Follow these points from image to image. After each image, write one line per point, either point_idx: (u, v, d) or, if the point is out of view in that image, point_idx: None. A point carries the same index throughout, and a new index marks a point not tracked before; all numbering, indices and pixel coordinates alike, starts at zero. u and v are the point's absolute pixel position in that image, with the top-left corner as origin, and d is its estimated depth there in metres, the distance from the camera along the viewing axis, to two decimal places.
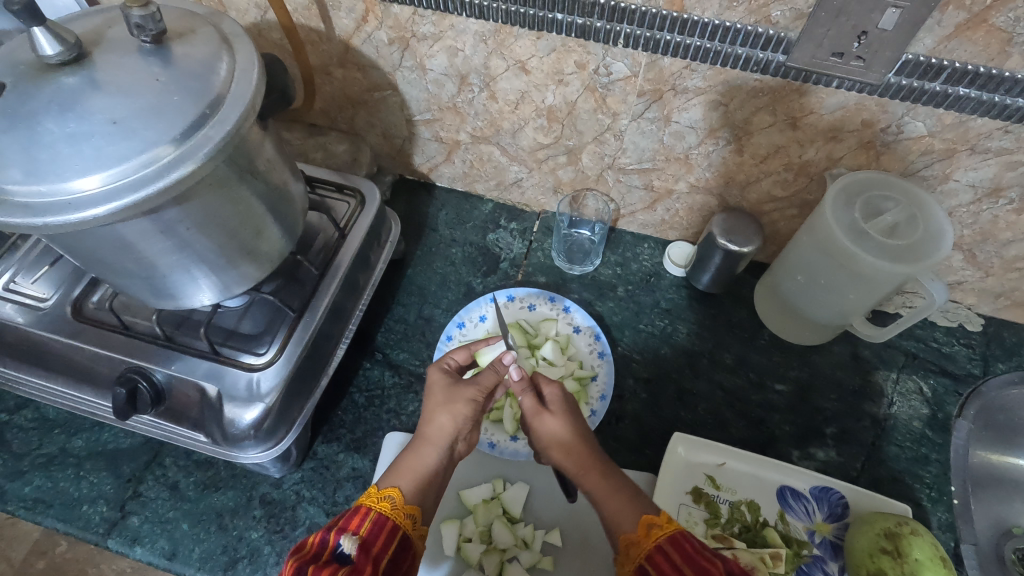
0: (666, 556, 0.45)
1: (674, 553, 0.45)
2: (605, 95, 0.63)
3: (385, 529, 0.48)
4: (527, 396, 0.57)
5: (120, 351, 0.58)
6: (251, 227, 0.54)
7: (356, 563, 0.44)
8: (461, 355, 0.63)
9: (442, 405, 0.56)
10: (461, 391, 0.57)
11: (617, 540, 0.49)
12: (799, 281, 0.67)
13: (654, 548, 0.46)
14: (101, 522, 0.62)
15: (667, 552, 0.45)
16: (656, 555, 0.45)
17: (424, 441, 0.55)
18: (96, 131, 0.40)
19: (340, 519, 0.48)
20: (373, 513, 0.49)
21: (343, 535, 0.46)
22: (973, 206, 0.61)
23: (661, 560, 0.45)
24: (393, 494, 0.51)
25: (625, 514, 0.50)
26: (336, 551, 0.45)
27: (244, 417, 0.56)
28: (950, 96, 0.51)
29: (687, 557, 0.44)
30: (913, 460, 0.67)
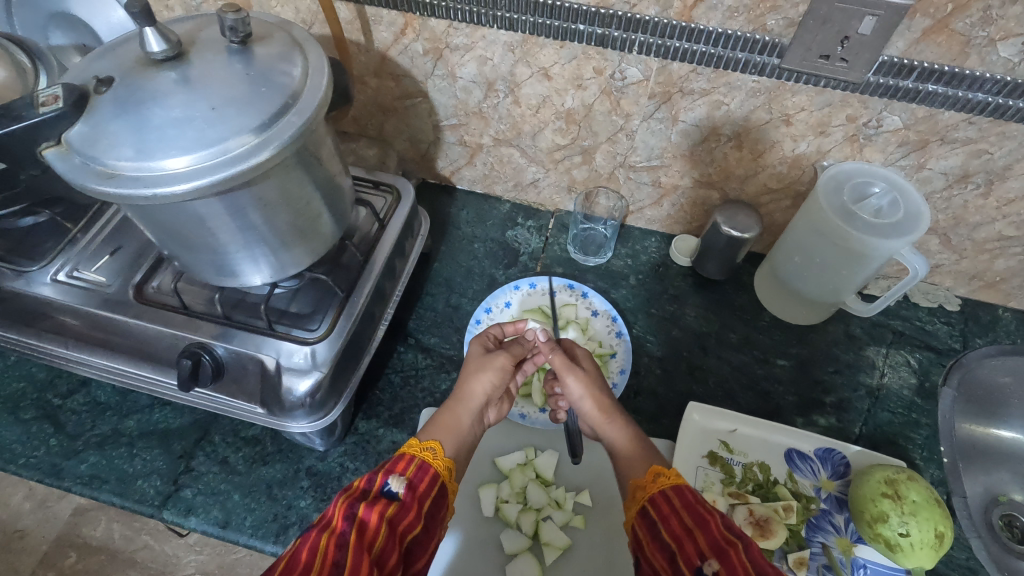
0: (668, 502, 0.49)
1: (674, 499, 0.49)
2: (619, 98, 0.70)
3: (428, 475, 0.52)
4: (555, 355, 0.64)
5: (182, 328, 0.62)
6: (311, 211, 0.59)
7: (403, 502, 0.48)
8: (496, 331, 0.68)
9: (478, 371, 0.62)
10: (496, 359, 0.63)
11: (627, 483, 0.54)
12: (797, 262, 0.74)
13: (657, 493, 0.50)
14: (155, 495, 0.65)
15: (669, 498, 0.49)
16: (658, 500, 0.50)
17: (459, 403, 0.60)
18: (198, 116, 0.46)
19: (386, 462, 0.51)
20: (417, 460, 0.52)
21: (391, 477, 0.50)
22: (945, 191, 0.69)
23: (662, 504, 0.49)
24: (434, 446, 0.55)
25: (637, 462, 0.55)
26: (385, 491, 0.48)
27: (299, 386, 0.60)
28: (920, 92, 0.59)
29: (684, 503, 0.48)
30: (905, 424, 0.73)
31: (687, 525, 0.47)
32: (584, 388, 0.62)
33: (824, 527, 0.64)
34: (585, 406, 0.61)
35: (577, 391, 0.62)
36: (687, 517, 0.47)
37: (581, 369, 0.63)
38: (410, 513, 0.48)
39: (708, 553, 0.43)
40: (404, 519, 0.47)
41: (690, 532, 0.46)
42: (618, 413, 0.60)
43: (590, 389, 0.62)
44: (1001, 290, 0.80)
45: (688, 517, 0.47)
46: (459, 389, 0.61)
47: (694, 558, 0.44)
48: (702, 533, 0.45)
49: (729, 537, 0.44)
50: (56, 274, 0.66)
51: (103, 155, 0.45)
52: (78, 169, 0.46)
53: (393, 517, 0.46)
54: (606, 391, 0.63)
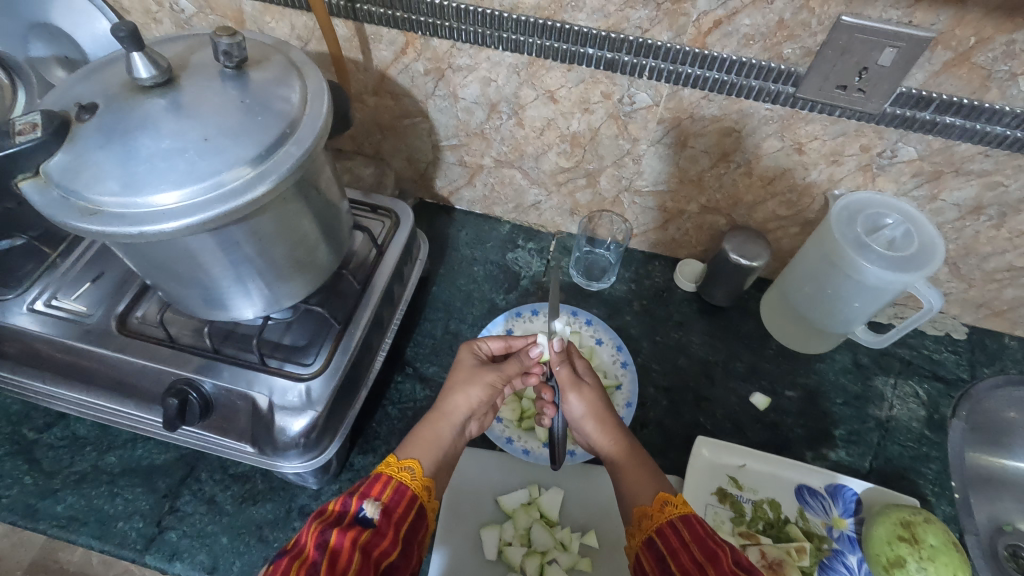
0: (677, 533, 0.47)
1: (683, 530, 0.47)
2: (627, 122, 0.68)
3: (405, 497, 0.50)
4: (562, 368, 0.61)
5: (168, 363, 0.59)
6: (308, 241, 0.56)
7: (378, 528, 0.46)
8: (496, 344, 0.65)
9: (464, 386, 0.60)
10: (483, 374, 0.60)
11: (631, 509, 0.53)
12: (807, 291, 0.73)
13: (665, 522, 0.49)
14: (138, 538, 0.61)
15: (678, 529, 0.48)
16: (667, 530, 0.48)
17: (441, 416, 0.58)
18: (189, 147, 0.43)
19: (361, 485, 0.49)
20: (394, 482, 0.50)
21: (366, 501, 0.47)
22: (957, 222, 0.68)
23: (671, 536, 0.48)
24: (412, 467, 0.52)
25: (642, 488, 0.53)
26: (359, 516, 0.46)
27: (293, 425, 0.57)
28: (938, 124, 0.58)
29: (694, 536, 0.47)
30: (915, 458, 0.71)
31: (695, 556, 0.45)
32: (590, 405, 0.59)
33: (837, 569, 0.62)
34: (589, 424, 0.59)
35: (584, 409, 0.60)
36: (697, 551, 0.45)
37: (588, 388, 0.60)
38: (386, 539, 0.46)
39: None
40: (379, 546, 0.45)
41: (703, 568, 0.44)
42: (623, 434, 0.58)
43: (595, 409, 0.59)
44: (1008, 318, 0.79)
45: (698, 549, 0.46)
46: (442, 401, 0.59)
47: None
48: (716, 569, 0.43)
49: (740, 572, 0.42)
50: (33, 303, 0.62)
51: (86, 190, 0.42)
52: (57, 204, 0.42)
53: (368, 544, 0.44)
54: (614, 411, 0.60)
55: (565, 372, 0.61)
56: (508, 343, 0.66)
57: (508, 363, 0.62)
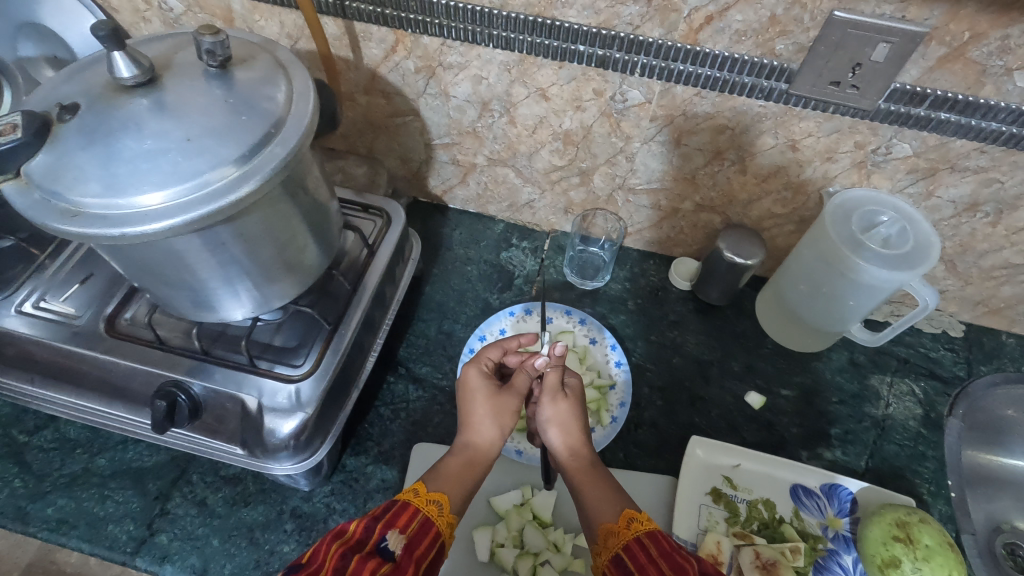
0: (644, 550, 0.47)
1: (651, 547, 0.47)
2: (620, 120, 0.68)
3: (430, 533, 0.48)
4: (551, 374, 0.58)
5: (157, 365, 0.58)
6: (296, 242, 0.56)
7: (398, 564, 0.44)
8: (496, 354, 0.62)
9: (494, 416, 0.57)
10: (507, 403, 0.58)
11: (595, 526, 0.51)
12: (802, 290, 0.72)
13: (632, 540, 0.48)
14: (128, 541, 0.61)
15: (644, 546, 0.47)
16: (634, 547, 0.47)
17: (476, 451, 0.56)
18: (172, 148, 0.43)
19: (388, 513, 0.48)
20: (421, 515, 0.49)
21: (391, 532, 0.46)
22: (954, 220, 0.67)
23: (638, 553, 0.47)
24: (441, 501, 0.50)
25: (605, 504, 0.52)
26: (380, 547, 0.45)
27: (283, 427, 0.57)
28: (932, 120, 0.57)
29: (663, 551, 0.46)
30: (911, 457, 0.71)
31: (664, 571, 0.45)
32: (563, 416, 0.58)
33: (832, 569, 0.62)
34: (557, 435, 0.57)
35: (553, 416, 0.58)
36: (665, 566, 0.45)
37: (566, 398, 0.58)
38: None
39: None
40: None
41: None
42: (587, 448, 0.57)
43: (568, 422, 0.57)
44: (1005, 316, 0.78)
45: (666, 565, 0.45)
46: (471, 435, 0.56)
47: None
48: None
49: None
50: (22, 305, 0.62)
51: (68, 191, 0.42)
52: (39, 206, 0.42)
53: None
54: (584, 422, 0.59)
55: (553, 378, 0.58)
56: (504, 350, 0.63)
57: (516, 380, 0.60)
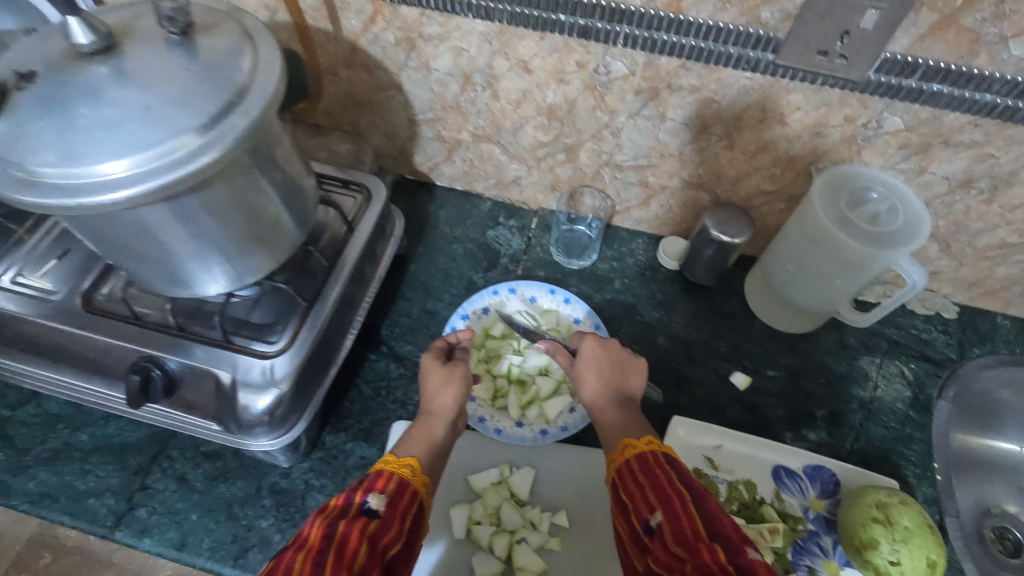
0: (630, 469, 0.49)
1: (634, 466, 0.49)
2: (604, 93, 0.66)
3: (410, 489, 0.47)
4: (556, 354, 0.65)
5: (132, 341, 0.58)
6: (268, 215, 0.55)
7: (384, 522, 0.44)
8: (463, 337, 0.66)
9: (445, 383, 0.59)
10: (457, 369, 0.60)
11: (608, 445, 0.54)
12: (790, 270, 0.71)
13: (622, 463, 0.50)
14: (108, 514, 0.62)
15: (631, 467, 0.49)
16: (623, 471, 0.49)
17: (430, 416, 0.57)
18: (128, 116, 0.42)
19: (364, 480, 0.47)
20: (397, 476, 0.48)
21: (371, 494, 0.45)
22: (947, 197, 0.65)
23: (625, 474, 0.49)
24: (412, 463, 0.50)
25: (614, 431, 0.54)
26: (364, 509, 0.44)
27: (257, 403, 0.57)
28: (925, 92, 0.55)
29: (642, 464, 0.48)
30: (898, 439, 0.70)
31: (644, 487, 0.47)
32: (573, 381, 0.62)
33: (811, 550, 0.61)
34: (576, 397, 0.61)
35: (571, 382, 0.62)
36: (641, 476, 0.48)
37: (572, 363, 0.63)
38: (391, 532, 0.44)
39: (656, 507, 0.44)
40: (384, 540, 0.43)
41: (642, 489, 0.47)
42: (603, 394, 0.58)
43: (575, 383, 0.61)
44: (1001, 297, 0.77)
45: (646, 480, 0.47)
46: (428, 403, 0.58)
47: (643, 512, 0.45)
48: (653, 489, 0.46)
49: (677, 491, 0.45)
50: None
51: (23, 160, 0.41)
52: None
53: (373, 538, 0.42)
54: (599, 372, 0.60)
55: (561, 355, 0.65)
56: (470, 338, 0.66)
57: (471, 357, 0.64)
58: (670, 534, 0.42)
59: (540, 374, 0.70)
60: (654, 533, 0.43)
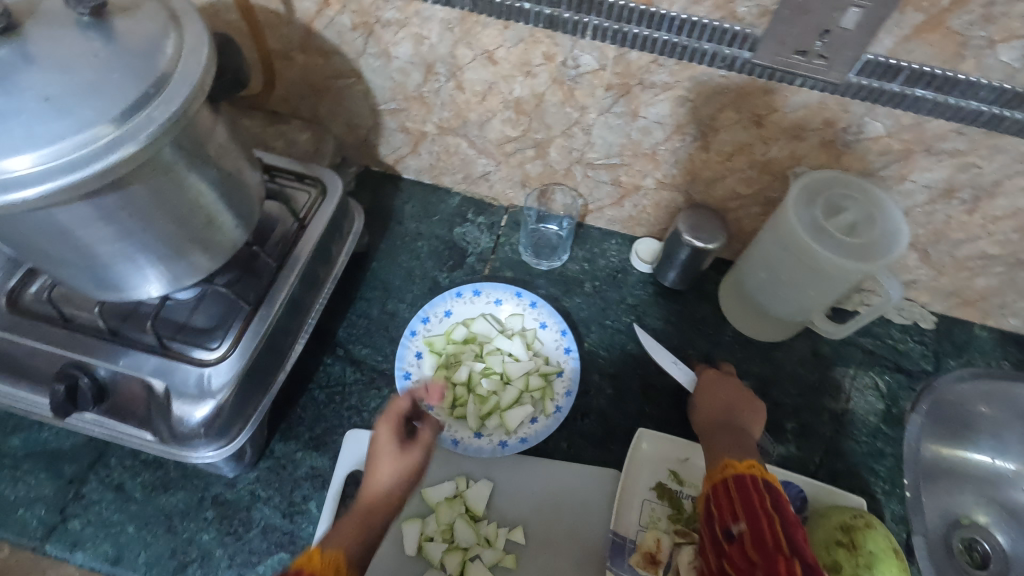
0: (727, 484, 0.50)
1: (732, 488, 0.49)
2: (573, 88, 0.62)
3: None
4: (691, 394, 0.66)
5: (59, 345, 0.54)
6: (203, 214, 0.51)
7: None
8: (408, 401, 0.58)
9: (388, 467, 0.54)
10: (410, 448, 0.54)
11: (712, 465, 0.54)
12: (763, 277, 0.68)
13: (721, 477, 0.51)
14: (39, 526, 0.58)
15: (727, 480, 0.50)
16: (719, 484, 0.50)
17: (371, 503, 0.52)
18: (26, 108, 0.38)
19: None
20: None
21: None
22: (928, 206, 0.62)
23: (721, 491, 0.49)
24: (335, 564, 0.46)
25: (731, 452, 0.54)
26: None
27: (194, 414, 0.53)
28: (908, 97, 0.52)
29: (738, 480, 0.49)
30: (868, 454, 0.68)
31: (729, 493, 0.49)
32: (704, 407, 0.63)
33: None
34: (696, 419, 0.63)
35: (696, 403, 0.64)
36: (734, 491, 0.48)
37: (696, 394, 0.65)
38: None
39: (739, 517, 0.46)
40: None
41: (733, 503, 0.48)
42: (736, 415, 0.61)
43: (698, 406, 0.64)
44: (979, 308, 0.75)
45: (738, 496, 0.48)
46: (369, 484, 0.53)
47: (727, 521, 0.47)
48: (741, 498, 0.48)
49: (767, 510, 0.45)
50: None
51: None
52: None
53: None
54: (714, 400, 0.63)
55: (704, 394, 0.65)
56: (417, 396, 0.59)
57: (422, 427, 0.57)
58: (749, 541, 0.43)
59: (501, 384, 0.68)
60: (733, 540, 0.45)
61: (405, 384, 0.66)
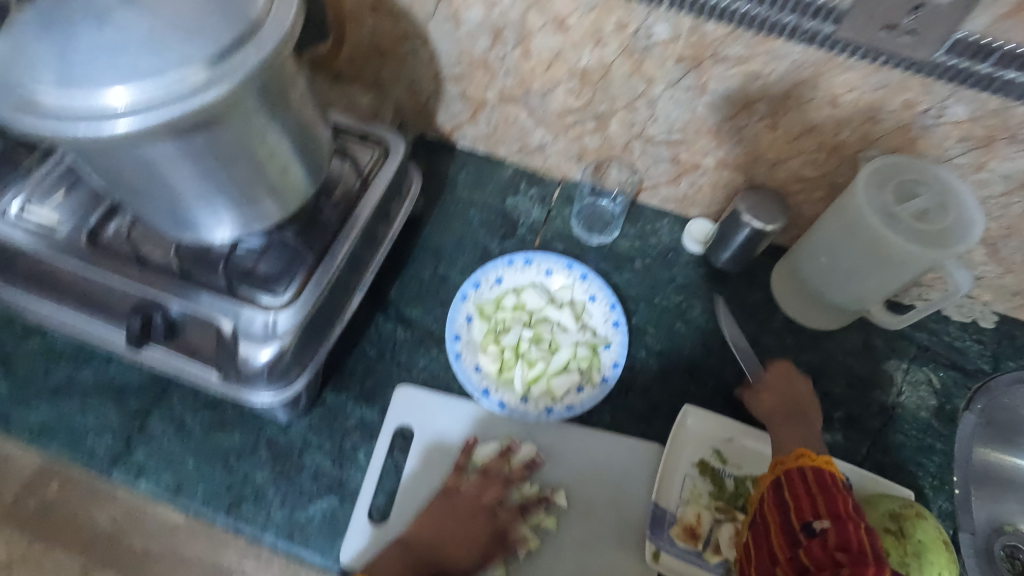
0: (802, 475, 0.50)
1: (809, 478, 0.50)
2: (642, 59, 0.62)
3: None
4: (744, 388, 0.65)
5: (136, 282, 0.57)
6: (277, 162, 0.52)
7: None
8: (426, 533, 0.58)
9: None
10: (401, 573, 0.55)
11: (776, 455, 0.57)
12: (823, 263, 0.67)
13: (794, 467, 0.51)
14: (106, 453, 0.62)
15: (804, 473, 0.50)
16: (793, 474, 0.51)
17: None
18: (131, 43, 0.39)
19: None
20: None
21: None
22: (1003, 197, 0.60)
23: (796, 480, 0.50)
24: None
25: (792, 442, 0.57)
26: None
27: (258, 355, 0.55)
28: (997, 80, 0.50)
29: (818, 479, 0.49)
30: (917, 449, 0.67)
31: (808, 489, 0.49)
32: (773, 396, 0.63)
33: None
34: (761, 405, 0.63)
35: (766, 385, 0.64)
36: (813, 485, 0.49)
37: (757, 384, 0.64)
38: None
39: (822, 515, 0.47)
40: None
41: (812, 496, 0.48)
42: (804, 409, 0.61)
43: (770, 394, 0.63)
44: None
45: (816, 488, 0.49)
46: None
47: (807, 515, 0.47)
48: (823, 498, 0.48)
49: (848, 512, 0.46)
50: (7, 209, 0.60)
51: (22, 81, 0.39)
52: None
53: None
54: (784, 391, 0.63)
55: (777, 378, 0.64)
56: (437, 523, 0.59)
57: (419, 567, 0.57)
58: (833, 540, 0.44)
59: (549, 352, 0.69)
60: (815, 535, 0.46)
61: (455, 346, 0.67)
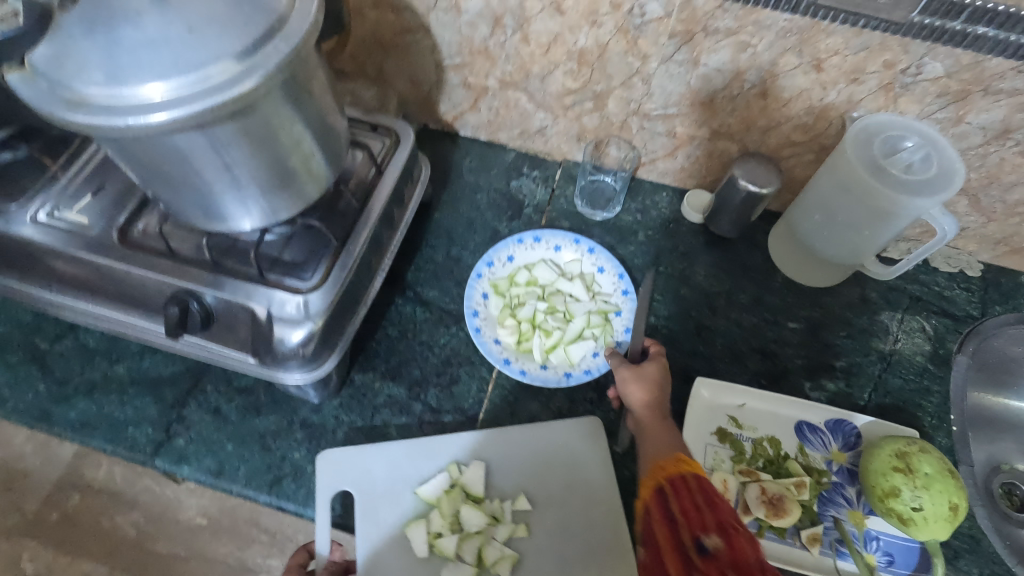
0: (682, 484, 0.50)
1: (692, 487, 0.50)
2: (637, 37, 0.65)
3: None
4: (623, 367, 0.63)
5: (170, 274, 0.59)
6: (301, 150, 0.55)
7: None
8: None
9: None
10: None
11: (644, 461, 0.56)
12: (817, 220, 0.71)
13: (676, 475, 0.52)
14: (147, 442, 0.64)
15: (685, 481, 0.51)
16: (676, 482, 0.51)
17: None
18: (173, 37, 0.42)
19: None
20: None
21: None
22: (982, 148, 0.64)
23: (678, 487, 0.50)
24: None
25: (659, 444, 0.56)
26: None
27: (291, 336, 0.58)
28: (969, 35, 0.55)
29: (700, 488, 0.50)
30: (916, 391, 0.71)
31: (695, 502, 0.48)
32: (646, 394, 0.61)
33: (836, 501, 0.63)
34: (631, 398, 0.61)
35: (629, 376, 0.62)
36: (698, 497, 0.49)
37: (648, 376, 0.62)
38: None
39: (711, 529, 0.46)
40: None
41: (699, 509, 0.47)
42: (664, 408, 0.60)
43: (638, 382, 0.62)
44: None
45: (698, 496, 0.49)
46: None
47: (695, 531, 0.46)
48: (709, 511, 0.47)
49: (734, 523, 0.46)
50: (36, 214, 0.63)
51: (72, 80, 0.42)
52: (45, 96, 0.42)
53: None
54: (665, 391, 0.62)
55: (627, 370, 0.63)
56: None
57: None
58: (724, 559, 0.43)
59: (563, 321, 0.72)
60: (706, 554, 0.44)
61: (474, 321, 0.70)
